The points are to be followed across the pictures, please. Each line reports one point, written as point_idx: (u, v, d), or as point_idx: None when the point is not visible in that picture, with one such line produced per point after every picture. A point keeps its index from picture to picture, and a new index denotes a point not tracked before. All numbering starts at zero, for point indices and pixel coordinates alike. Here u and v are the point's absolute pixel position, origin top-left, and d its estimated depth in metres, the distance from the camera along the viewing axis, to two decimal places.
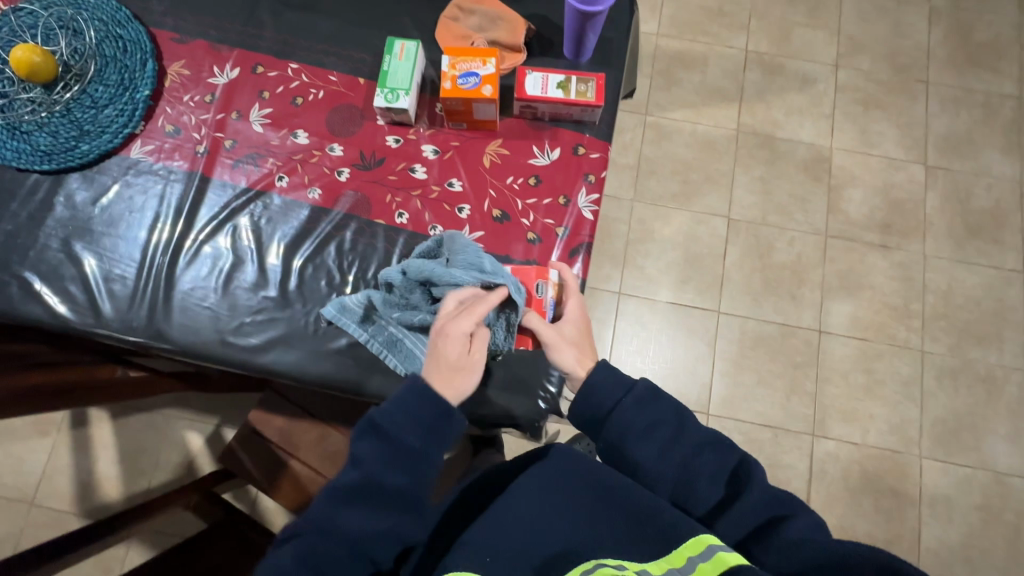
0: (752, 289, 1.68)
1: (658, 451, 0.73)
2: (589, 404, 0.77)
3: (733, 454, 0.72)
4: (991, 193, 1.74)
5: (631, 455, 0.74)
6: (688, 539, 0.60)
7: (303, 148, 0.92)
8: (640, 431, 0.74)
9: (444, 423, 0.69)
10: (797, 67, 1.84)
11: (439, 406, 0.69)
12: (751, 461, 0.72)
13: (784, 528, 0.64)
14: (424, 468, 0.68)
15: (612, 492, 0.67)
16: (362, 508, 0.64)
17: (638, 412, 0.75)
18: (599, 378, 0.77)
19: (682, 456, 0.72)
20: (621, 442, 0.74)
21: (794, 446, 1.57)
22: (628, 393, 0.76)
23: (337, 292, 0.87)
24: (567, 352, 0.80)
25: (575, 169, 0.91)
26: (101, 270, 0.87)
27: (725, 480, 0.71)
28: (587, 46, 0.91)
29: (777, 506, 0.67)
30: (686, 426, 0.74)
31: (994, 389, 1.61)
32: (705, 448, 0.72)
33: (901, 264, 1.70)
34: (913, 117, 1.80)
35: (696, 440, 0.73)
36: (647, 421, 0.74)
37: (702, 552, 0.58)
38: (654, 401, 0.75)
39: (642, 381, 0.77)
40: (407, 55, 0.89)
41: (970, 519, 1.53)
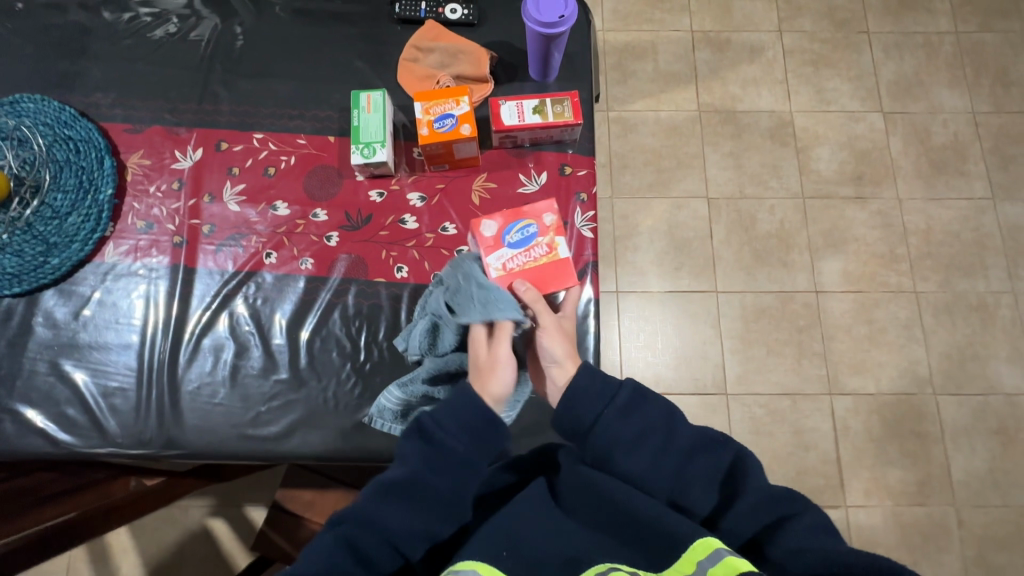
0: (743, 263, 1.69)
1: (652, 461, 0.65)
2: (573, 419, 0.69)
3: (727, 450, 0.65)
4: (949, 128, 1.79)
5: (624, 470, 0.65)
6: (696, 541, 0.55)
7: (285, 220, 0.89)
8: (629, 442, 0.65)
9: (488, 431, 0.67)
10: (743, 39, 1.86)
11: (486, 416, 0.67)
12: (748, 457, 0.65)
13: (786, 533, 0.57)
14: (467, 477, 0.65)
15: (615, 499, 0.62)
16: (402, 504, 0.62)
17: (625, 422, 0.66)
18: (583, 385, 0.69)
19: (676, 463, 0.64)
20: (609, 455, 0.65)
21: (815, 408, 1.59)
22: (610, 404, 0.68)
23: (352, 360, 0.84)
24: (558, 341, 0.75)
25: (566, 191, 0.90)
26: (96, 385, 0.83)
27: (722, 480, 0.64)
28: (552, 65, 0.90)
29: (780, 505, 0.59)
30: (677, 430, 0.66)
31: (989, 315, 1.65)
32: (700, 450, 0.65)
33: (879, 212, 1.73)
34: (862, 68, 1.85)
35: (690, 441, 0.65)
36: (637, 428, 0.66)
37: (711, 555, 0.53)
38: (643, 406, 0.67)
39: (626, 384, 0.68)
40: (375, 106, 0.87)
41: (991, 446, 1.56)
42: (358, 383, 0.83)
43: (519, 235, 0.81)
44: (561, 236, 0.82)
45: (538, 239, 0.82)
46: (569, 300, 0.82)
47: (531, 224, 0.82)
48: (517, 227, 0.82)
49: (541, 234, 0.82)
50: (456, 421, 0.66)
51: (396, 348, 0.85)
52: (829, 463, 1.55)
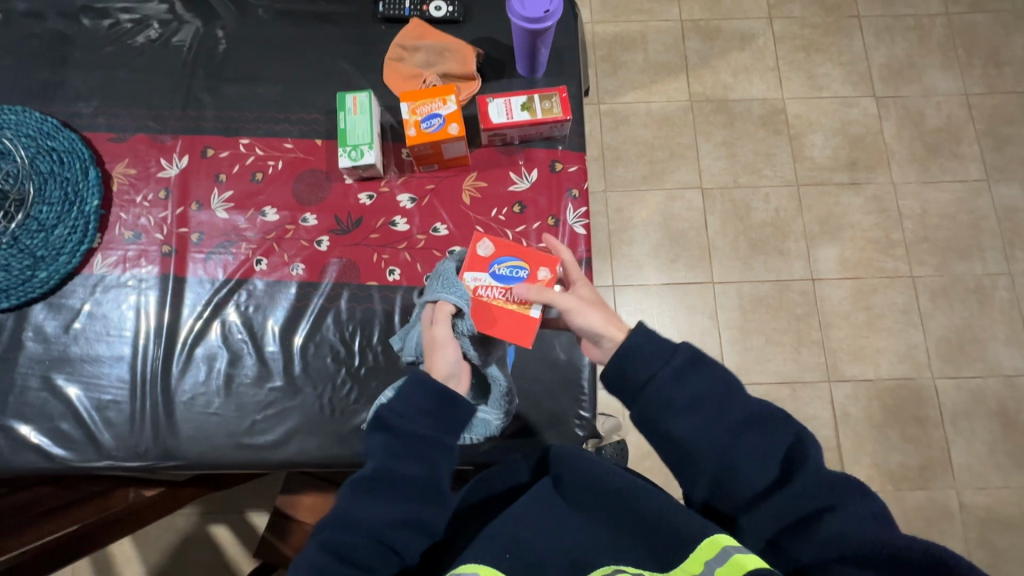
0: (739, 253, 1.69)
1: (704, 428, 0.63)
2: (623, 377, 0.67)
3: (785, 430, 0.63)
4: (942, 111, 1.78)
5: (676, 432, 0.64)
6: (704, 541, 0.55)
7: (275, 225, 0.88)
8: (682, 408, 0.64)
9: (446, 407, 0.68)
10: (733, 26, 1.85)
11: (438, 394, 0.69)
12: (809, 439, 0.62)
13: (831, 520, 0.57)
14: (439, 456, 0.66)
15: (624, 498, 0.62)
16: (382, 497, 0.63)
17: (679, 384, 0.64)
18: (638, 344, 0.67)
19: (729, 435, 0.62)
20: (659, 418, 0.64)
21: (814, 396, 1.59)
22: (666, 364, 0.65)
23: (346, 365, 0.83)
24: (594, 315, 0.73)
25: (557, 187, 0.89)
26: (89, 399, 0.82)
27: (778, 459, 0.62)
28: (540, 60, 0.89)
29: (833, 495, 0.58)
30: (734, 400, 0.64)
31: (986, 298, 1.65)
32: (755, 427, 0.63)
33: (874, 197, 1.73)
34: (853, 53, 1.83)
35: (745, 416, 0.63)
36: (690, 393, 0.64)
37: (718, 555, 0.53)
38: (697, 373, 0.65)
39: (682, 349, 0.66)
40: (361, 108, 0.86)
41: (991, 428, 1.57)
42: (353, 389, 0.83)
43: (505, 271, 0.77)
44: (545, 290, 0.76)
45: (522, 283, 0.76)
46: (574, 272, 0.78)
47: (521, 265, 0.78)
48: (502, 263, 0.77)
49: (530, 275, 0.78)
50: (411, 407, 0.68)
51: (391, 351, 0.84)
52: (830, 450, 1.55)
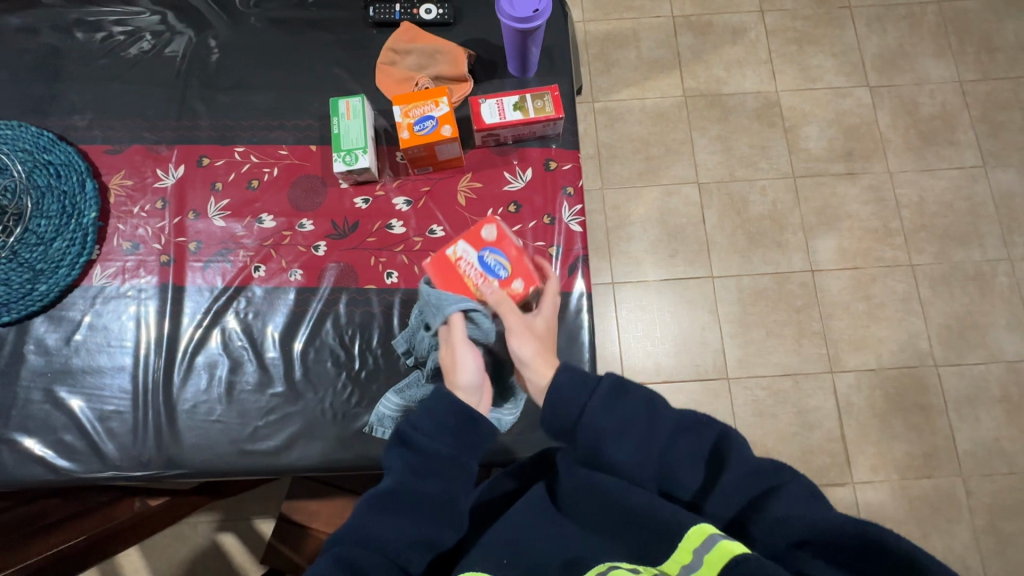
0: (738, 246, 1.69)
1: (637, 447, 0.63)
2: (555, 416, 0.66)
3: (711, 430, 0.64)
4: (936, 99, 1.78)
5: (611, 459, 0.63)
6: (690, 529, 0.55)
7: (272, 232, 0.88)
8: (614, 432, 0.63)
9: (471, 429, 0.67)
10: (725, 21, 1.85)
11: (463, 413, 0.67)
12: (734, 436, 0.63)
13: (772, 505, 0.56)
14: (458, 478, 0.65)
15: (612, 497, 0.62)
16: (400, 517, 0.62)
17: (607, 413, 0.64)
18: (564, 382, 0.66)
19: (660, 450, 0.63)
20: (594, 450, 0.63)
21: (816, 387, 1.59)
22: (593, 396, 0.65)
23: (346, 369, 0.84)
24: (526, 340, 0.72)
25: (552, 186, 0.89)
26: (92, 410, 0.82)
27: (707, 458, 0.63)
28: (531, 60, 0.90)
29: (764, 479, 0.58)
30: (659, 412, 0.64)
31: (986, 284, 1.65)
32: (681, 433, 0.64)
33: (871, 186, 1.73)
34: (846, 43, 1.83)
35: (672, 425, 0.64)
36: (621, 417, 0.64)
37: (705, 542, 0.53)
38: (625, 397, 0.64)
39: (607, 376, 0.65)
40: (354, 112, 0.86)
41: (995, 414, 1.56)
42: (354, 393, 0.83)
43: (484, 262, 0.80)
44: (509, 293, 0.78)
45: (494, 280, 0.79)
46: (546, 300, 0.78)
47: (506, 267, 0.80)
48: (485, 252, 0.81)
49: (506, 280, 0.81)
50: (437, 423, 0.67)
51: (391, 354, 0.84)
52: (834, 441, 1.55)
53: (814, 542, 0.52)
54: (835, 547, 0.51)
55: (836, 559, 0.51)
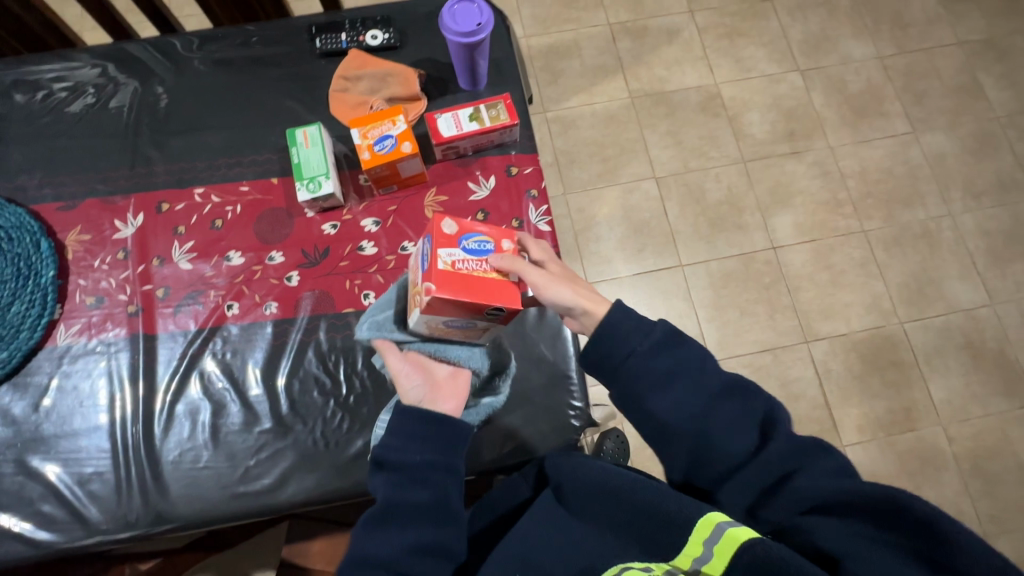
0: (701, 233, 1.74)
1: (683, 399, 0.63)
2: (603, 362, 0.66)
3: (759, 399, 0.63)
4: (862, 75, 1.91)
5: (653, 407, 0.64)
6: (698, 521, 0.57)
7: (242, 268, 0.87)
8: (661, 381, 0.64)
9: (442, 429, 0.68)
10: (659, 24, 1.95)
11: (429, 417, 0.68)
12: (778, 412, 0.63)
13: (797, 480, 0.59)
14: (441, 477, 0.66)
15: (620, 496, 0.64)
16: (390, 531, 0.63)
17: (655, 359, 0.64)
18: (615, 329, 0.65)
19: (704, 406, 0.63)
20: (638, 397, 0.64)
21: (795, 358, 1.64)
22: (645, 339, 0.65)
23: (334, 396, 0.83)
24: (560, 285, 0.68)
25: (516, 190, 0.91)
26: (70, 475, 0.78)
27: (754, 427, 0.63)
28: (480, 72, 0.92)
29: (798, 457, 0.60)
30: (708, 371, 0.65)
31: (934, 241, 1.74)
32: (728, 397, 0.64)
33: (816, 162, 1.82)
34: (773, 33, 1.95)
35: (720, 385, 0.64)
36: (669, 366, 0.64)
37: (712, 533, 0.56)
38: (679, 347, 0.65)
39: (661, 324, 0.66)
40: (313, 140, 0.87)
41: (962, 360, 1.64)
42: (345, 418, 0.82)
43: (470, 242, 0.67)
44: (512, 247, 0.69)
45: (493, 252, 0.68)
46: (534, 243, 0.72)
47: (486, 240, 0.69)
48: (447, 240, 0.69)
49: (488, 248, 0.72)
50: (408, 436, 0.68)
51: (377, 375, 0.84)
52: (819, 408, 1.59)
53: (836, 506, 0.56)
54: (859, 510, 0.54)
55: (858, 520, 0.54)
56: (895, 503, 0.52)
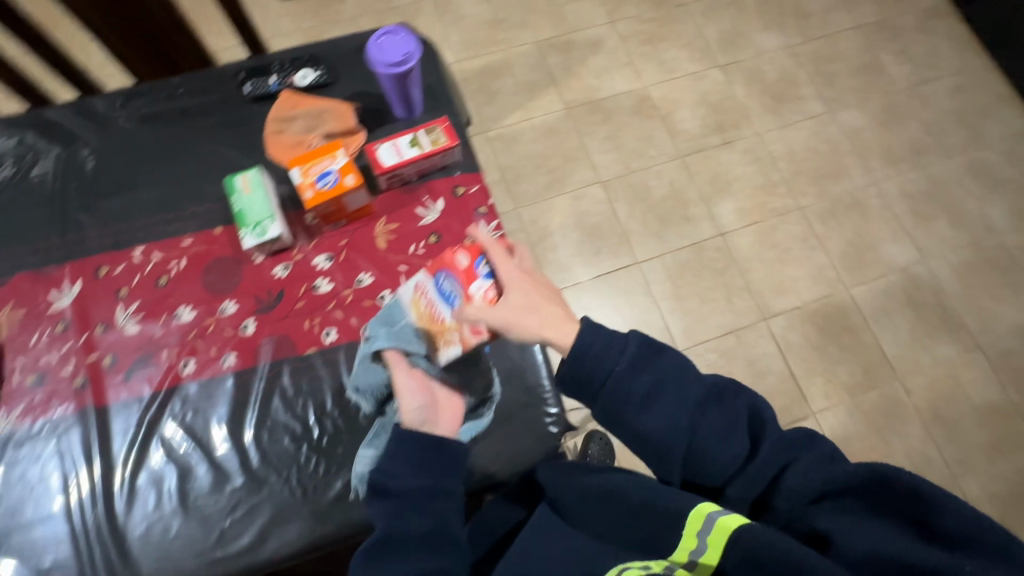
0: (651, 229, 1.81)
1: (670, 413, 0.61)
2: (579, 380, 0.63)
3: (740, 400, 0.62)
4: (775, 64, 2.04)
5: (640, 427, 0.61)
6: (689, 515, 0.57)
7: (193, 323, 0.85)
8: (644, 400, 0.61)
9: (440, 453, 0.68)
10: (583, 36, 2.03)
11: (427, 441, 0.68)
12: (763, 406, 0.62)
13: (789, 474, 0.57)
14: (440, 503, 0.66)
15: (617, 497, 0.64)
16: (391, 563, 0.61)
17: (634, 376, 0.61)
18: (587, 344, 0.63)
19: (691, 417, 0.61)
20: (622, 418, 0.62)
21: (756, 336, 1.70)
22: (621, 357, 0.62)
23: (307, 441, 0.80)
24: (524, 322, 0.66)
25: (465, 210, 0.92)
26: (29, 569, 0.73)
27: (745, 430, 0.61)
28: (414, 100, 0.94)
29: (788, 451, 0.58)
30: (690, 380, 0.62)
31: (864, 208, 1.86)
32: (714, 403, 0.62)
33: (747, 149, 1.92)
34: (689, 35, 2.06)
35: (704, 392, 0.61)
36: (650, 382, 0.61)
37: (705, 525, 0.56)
38: (658, 359, 0.62)
39: (634, 336, 0.63)
40: (253, 185, 0.86)
41: (907, 316, 1.74)
42: (321, 461, 0.79)
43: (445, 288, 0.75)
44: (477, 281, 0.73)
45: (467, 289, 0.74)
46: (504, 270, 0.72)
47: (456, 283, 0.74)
48: (448, 281, 0.75)
49: (477, 283, 0.73)
50: (405, 464, 0.67)
51: (349, 413, 0.82)
52: (786, 380, 1.66)
53: (830, 492, 0.55)
54: (852, 492, 0.54)
55: (851, 503, 0.54)
56: (882, 476, 0.52)
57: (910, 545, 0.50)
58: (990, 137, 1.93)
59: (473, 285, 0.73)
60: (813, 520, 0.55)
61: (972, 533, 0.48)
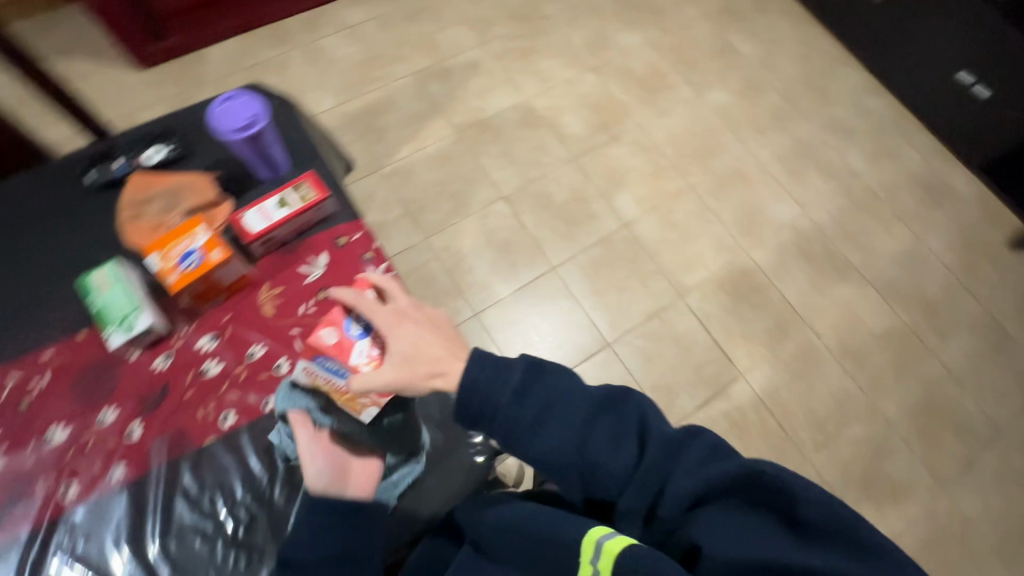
0: (560, 233, 1.85)
1: (560, 430, 0.64)
2: (474, 411, 0.66)
3: (630, 407, 0.65)
4: (642, 59, 2.17)
5: (535, 447, 0.64)
6: (584, 543, 0.58)
7: (67, 443, 0.77)
8: (535, 421, 0.64)
9: (355, 518, 0.72)
10: (459, 61, 2.07)
11: (343, 509, 0.72)
12: (651, 409, 0.64)
13: (672, 479, 0.58)
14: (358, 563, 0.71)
15: (529, 532, 0.65)
16: None
17: (524, 401, 0.65)
18: (480, 375, 0.66)
19: (581, 430, 0.63)
20: (517, 440, 0.64)
21: (677, 313, 1.78)
22: (509, 386, 0.65)
23: (220, 538, 0.75)
24: (418, 367, 0.70)
25: (351, 258, 0.90)
26: None
27: (634, 435, 0.63)
28: (276, 158, 0.93)
29: (671, 454, 0.60)
30: (576, 394, 0.65)
31: (746, 176, 2.01)
32: (602, 413, 0.65)
33: (633, 141, 2.03)
34: (559, 44, 2.16)
35: (593, 405, 0.64)
36: (541, 400, 0.65)
37: (595, 550, 0.56)
38: (543, 379, 0.66)
39: (520, 363, 0.67)
40: (112, 280, 0.81)
41: (804, 265, 1.87)
42: (241, 556, 0.74)
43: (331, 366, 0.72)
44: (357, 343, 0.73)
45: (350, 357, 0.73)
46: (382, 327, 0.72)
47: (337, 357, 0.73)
48: (331, 359, 0.73)
49: (356, 349, 0.73)
50: (321, 534, 0.70)
51: (263, 495, 0.77)
52: (712, 349, 1.74)
53: (709, 494, 0.56)
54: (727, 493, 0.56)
55: (729, 504, 0.56)
56: (752, 476, 0.54)
57: (782, 543, 0.51)
58: (837, 93, 2.14)
59: (353, 352, 0.73)
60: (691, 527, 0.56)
61: (826, 521, 0.50)
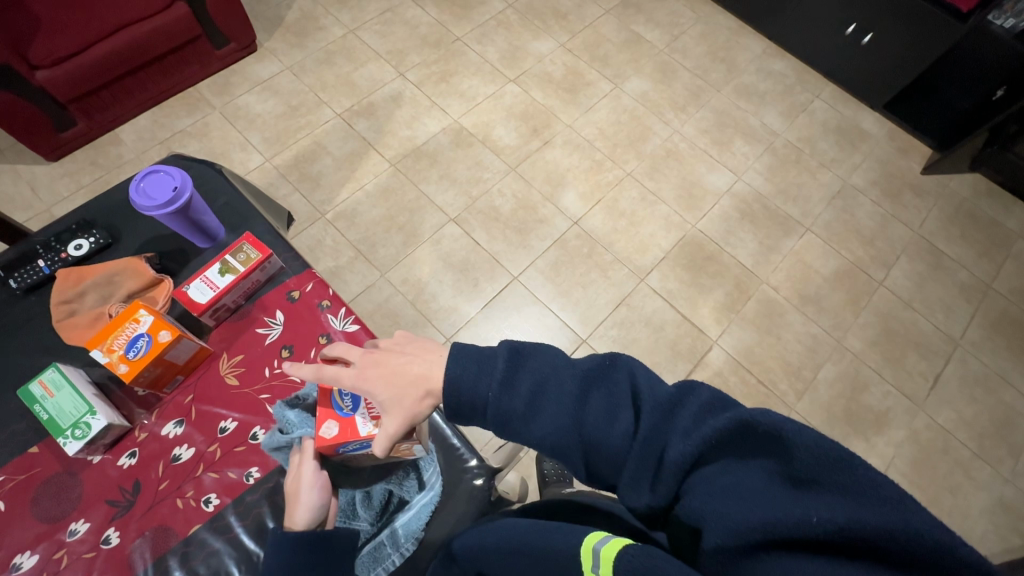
0: (513, 243, 1.87)
1: (553, 415, 0.56)
2: (463, 411, 0.60)
3: (622, 373, 0.57)
4: (557, 62, 2.24)
5: (530, 435, 0.58)
6: (582, 553, 0.50)
7: (39, 566, 0.71)
8: (527, 409, 0.57)
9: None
10: (381, 95, 2.08)
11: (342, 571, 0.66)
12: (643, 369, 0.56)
13: (670, 446, 0.48)
14: None
15: (523, 552, 0.56)
16: None
17: (512, 390, 0.58)
18: (461, 374, 0.60)
19: (574, 410, 0.56)
20: (512, 431, 0.58)
21: (642, 296, 1.82)
22: (493, 379, 0.59)
23: None
24: (400, 405, 0.61)
25: (308, 310, 0.88)
26: None
27: (628, 403, 0.54)
28: (211, 225, 0.91)
29: (663, 412, 0.51)
30: (564, 372, 0.58)
31: (678, 154, 2.09)
32: (592, 384, 0.57)
33: (566, 142, 2.08)
34: (475, 62, 2.20)
35: (580, 380, 0.57)
36: (527, 389, 0.58)
37: (593, 558, 0.48)
38: (526, 364, 0.59)
39: (502, 350, 0.60)
40: (56, 385, 0.77)
41: (749, 226, 1.96)
42: None
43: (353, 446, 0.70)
44: (361, 420, 0.69)
45: (362, 430, 0.68)
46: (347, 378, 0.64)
47: (343, 439, 0.69)
48: (349, 444, 0.68)
49: (359, 420, 0.69)
50: None
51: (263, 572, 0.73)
52: (683, 323, 1.79)
53: (707, 453, 0.46)
54: (727, 449, 0.45)
55: (728, 456, 0.45)
56: (743, 426, 0.44)
57: (779, 501, 0.40)
58: (742, 62, 2.27)
59: (357, 425, 0.69)
60: (689, 495, 0.46)
61: (819, 470, 0.39)
